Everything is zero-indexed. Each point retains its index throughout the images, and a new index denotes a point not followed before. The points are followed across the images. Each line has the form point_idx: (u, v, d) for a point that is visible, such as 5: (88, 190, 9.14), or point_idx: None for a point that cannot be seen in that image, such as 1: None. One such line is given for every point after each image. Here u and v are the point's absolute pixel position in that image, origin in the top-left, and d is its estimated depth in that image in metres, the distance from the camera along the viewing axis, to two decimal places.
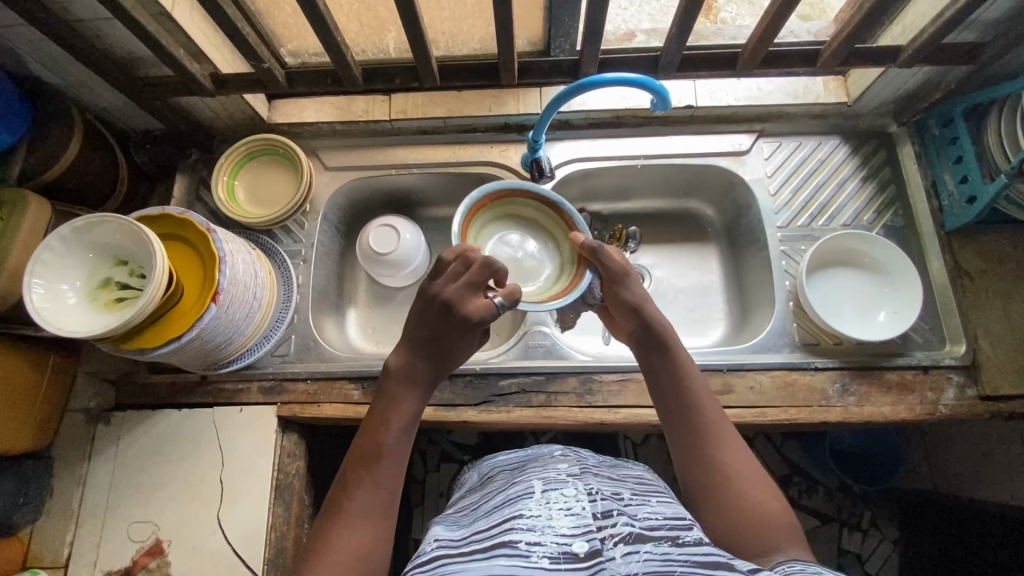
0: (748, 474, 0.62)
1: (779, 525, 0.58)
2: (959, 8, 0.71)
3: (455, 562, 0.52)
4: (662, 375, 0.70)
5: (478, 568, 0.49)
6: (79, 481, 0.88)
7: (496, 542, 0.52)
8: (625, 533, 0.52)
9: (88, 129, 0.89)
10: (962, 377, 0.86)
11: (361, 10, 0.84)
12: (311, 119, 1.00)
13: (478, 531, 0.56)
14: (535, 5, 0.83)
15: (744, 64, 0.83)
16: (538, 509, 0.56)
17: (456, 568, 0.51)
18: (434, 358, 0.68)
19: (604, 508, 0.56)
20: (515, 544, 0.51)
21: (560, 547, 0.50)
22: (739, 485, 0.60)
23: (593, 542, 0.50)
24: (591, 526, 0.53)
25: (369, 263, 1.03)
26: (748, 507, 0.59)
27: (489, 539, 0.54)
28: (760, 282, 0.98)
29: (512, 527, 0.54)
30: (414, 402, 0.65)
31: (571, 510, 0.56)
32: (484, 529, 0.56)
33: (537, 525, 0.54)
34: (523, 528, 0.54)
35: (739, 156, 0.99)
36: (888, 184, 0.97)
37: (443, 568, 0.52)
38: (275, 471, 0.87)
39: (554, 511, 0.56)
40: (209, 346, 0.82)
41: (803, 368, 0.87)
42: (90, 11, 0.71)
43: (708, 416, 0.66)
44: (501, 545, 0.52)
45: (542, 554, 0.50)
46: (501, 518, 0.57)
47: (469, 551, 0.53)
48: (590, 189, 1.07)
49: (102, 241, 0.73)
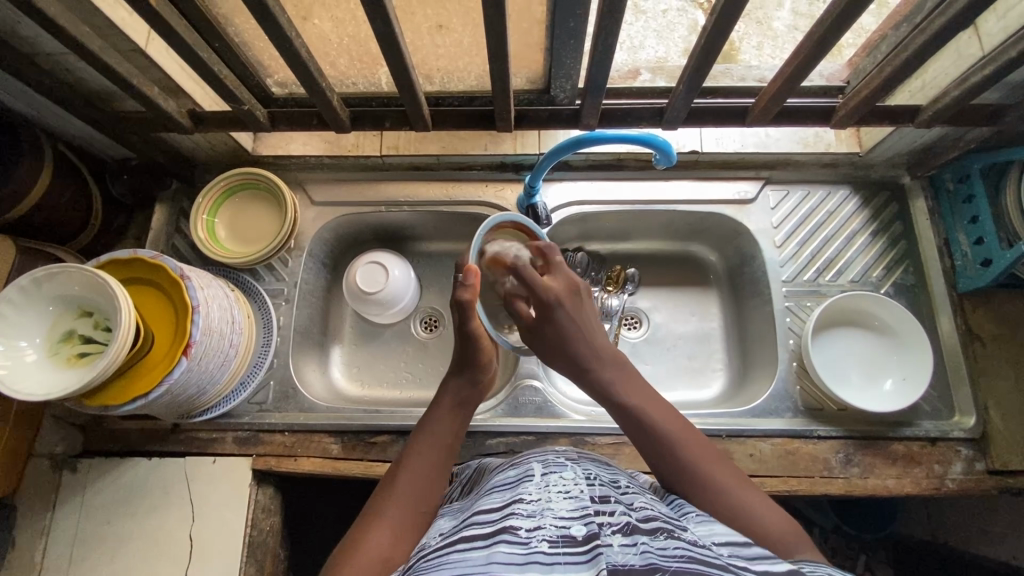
0: (742, 489, 0.57)
1: (772, 533, 0.54)
2: (986, 74, 0.67)
3: (457, 551, 0.47)
4: (631, 422, 0.62)
5: (478, 557, 0.45)
6: (42, 531, 0.84)
7: (497, 527, 0.48)
8: (623, 522, 0.48)
9: (59, 160, 0.84)
10: (971, 450, 0.83)
11: (351, 45, 0.77)
12: (298, 152, 0.96)
13: (477, 513, 0.51)
14: (535, 45, 0.74)
15: (756, 118, 0.81)
16: (537, 493, 0.52)
17: (454, 558, 0.46)
18: (475, 388, 0.69)
19: (601, 492, 0.53)
20: (515, 530, 0.47)
21: (559, 531, 0.47)
22: (737, 503, 0.56)
23: (591, 525, 0.47)
24: (589, 508, 0.50)
25: (356, 302, 0.98)
26: (749, 523, 0.54)
27: (489, 522, 0.49)
28: (762, 336, 0.94)
29: (512, 511, 0.50)
30: (455, 429, 0.66)
31: (570, 493, 0.52)
32: (484, 511, 0.51)
33: (535, 510, 0.50)
34: (522, 513, 0.49)
35: (745, 205, 0.95)
36: (899, 239, 0.93)
37: (443, 558, 0.47)
38: (249, 528, 0.83)
39: (554, 493, 0.52)
40: (179, 398, 0.78)
41: (805, 436, 0.84)
42: (54, 46, 0.67)
43: (682, 441, 0.60)
44: (501, 532, 0.47)
45: (541, 538, 0.46)
46: (500, 501, 0.52)
47: (469, 537, 0.48)
48: (589, 230, 1.02)
49: (61, 293, 0.68)
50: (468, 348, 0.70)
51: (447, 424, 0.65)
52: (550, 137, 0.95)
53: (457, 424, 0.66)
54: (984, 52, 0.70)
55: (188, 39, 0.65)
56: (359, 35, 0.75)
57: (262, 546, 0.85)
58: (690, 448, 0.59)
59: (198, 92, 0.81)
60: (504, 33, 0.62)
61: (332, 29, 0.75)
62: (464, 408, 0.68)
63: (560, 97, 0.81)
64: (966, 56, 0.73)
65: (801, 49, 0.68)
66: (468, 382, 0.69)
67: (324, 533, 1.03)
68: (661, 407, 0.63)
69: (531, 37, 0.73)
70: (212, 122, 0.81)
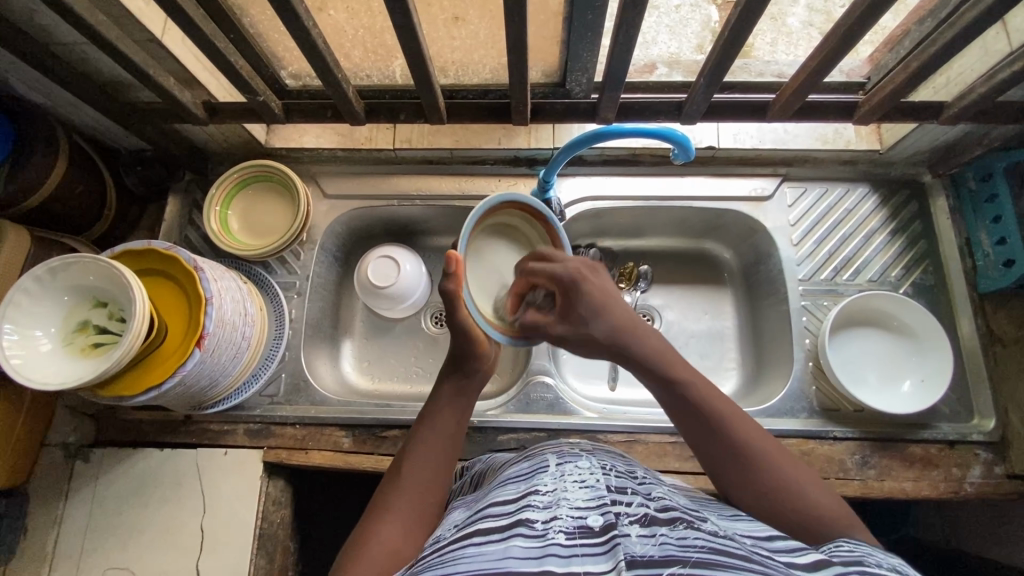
0: (799, 475, 0.56)
1: (831, 518, 0.53)
2: (1014, 70, 0.66)
3: (473, 544, 0.46)
4: (687, 415, 0.59)
5: (493, 551, 0.44)
6: (55, 521, 0.84)
7: (512, 520, 0.47)
8: (641, 513, 0.48)
9: (74, 151, 0.84)
10: (991, 454, 0.81)
11: (366, 37, 0.77)
12: (311, 145, 0.96)
13: (492, 505, 0.51)
14: (552, 37, 0.73)
15: (776, 114, 0.79)
16: (553, 483, 0.52)
17: (469, 552, 0.45)
18: (475, 375, 0.68)
19: (619, 483, 0.52)
20: (531, 522, 0.46)
21: (575, 522, 0.46)
22: (794, 492, 0.54)
23: (608, 515, 0.46)
24: (606, 498, 0.49)
25: (368, 296, 0.97)
26: (803, 509, 0.54)
27: (504, 514, 0.48)
28: (777, 336, 0.93)
29: (528, 504, 0.49)
30: (455, 419, 0.65)
31: (586, 482, 0.52)
32: (498, 503, 0.51)
33: (551, 501, 0.49)
34: (537, 505, 0.49)
35: (761, 202, 0.93)
36: (919, 238, 0.91)
37: (460, 551, 0.46)
38: (260, 520, 0.83)
39: (570, 483, 0.52)
40: (193, 390, 0.78)
41: (820, 437, 0.83)
42: (70, 35, 0.67)
43: (732, 420, 0.58)
44: (517, 524, 0.47)
45: (558, 530, 0.45)
46: (516, 493, 0.52)
47: (485, 531, 0.47)
48: (601, 227, 1.01)
49: (76, 282, 0.68)
50: (461, 339, 0.67)
51: (446, 414, 0.65)
52: (564, 131, 0.94)
53: (459, 413, 0.65)
54: (1012, 48, 0.68)
55: (205, 29, 0.65)
56: (375, 26, 0.75)
57: (272, 538, 0.85)
58: (739, 425, 0.58)
59: (212, 84, 0.81)
60: (522, 25, 0.62)
61: (348, 20, 0.74)
62: (467, 399, 0.67)
63: (577, 90, 0.80)
64: (994, 52, 0.71)
65: (825, 43, 0.66)
66: (468, 371, 0.68)
67: (331, 528, 1.03)
68: (718, 396, 0.60)
69: (549, 29, 0.72)
70: (226, 114, 0.81)
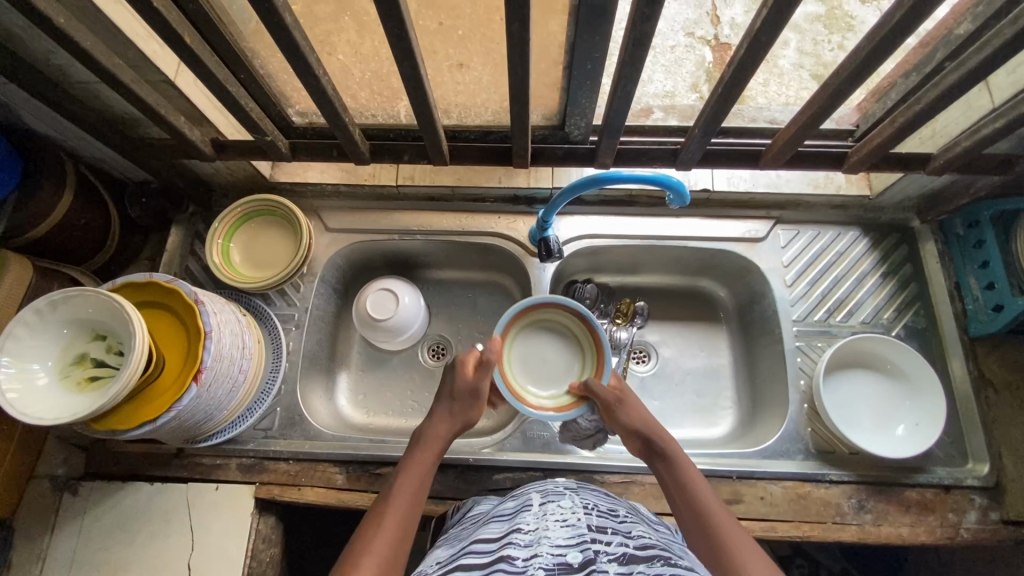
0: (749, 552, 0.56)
1: None
2: (996, 127, 0.68)
3: None
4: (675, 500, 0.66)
5: None
6: (39, 556, 0.82)
7: (493, 557, 0.47)
8: (620, 551, 0.47)
9: (81, 183, 0.86)
10: (986, 499, 0.81)
11: (373, 79, 0.79)
12: (315, 180, 0.98)
13: (475, 543, 0.51)
14: (552, 84, 0.76)
15: (768, 162, 0.82)
16: (535, 522, 0.52)
17: None
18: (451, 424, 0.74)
19: (600, 522, 0.52)
20: (511, 559, 0.46)
21: (554, 559, 0.45)
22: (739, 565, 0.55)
23: (587, 552, 0.46)
24: (585, 536, 0.49)
25: (366, 328, 0.97)
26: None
27: (486, 552, 0.48)
28: (772, 376, 0.94)
29: (509, 541, 0.49)
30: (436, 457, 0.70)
31: (567, 521, 0.51)
32: (482, 541, 0.51)
33: (531, 539, 0.49)
34: (519, 543, 0.48)
35: (755, 243, 0.95)
36: (909, 282, 0.93)
37: None
38: (248, 558, 0.82)
39: (551, 522, 0.51)
40: (187, 424, 0.77)
41: (816, 480, 0.83)
42: (85, 76, 0.69)
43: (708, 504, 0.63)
44: (497, 561, 0.46)
45: (537, 566, 0.45)
46: (499, 531, 0.52)
47: (465, 567, 0.47)
48: (599, 263, 1.03)
49: (75, 316, 0.69)
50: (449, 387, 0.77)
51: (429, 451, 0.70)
52: (563, 172, 0.96)
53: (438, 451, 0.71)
54: (995, 105, 0.72)
55: (218, 73, 0.67)
56: (382, 70, 0.78)
57: None
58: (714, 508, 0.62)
59: (221, 121, 0.83)
60: (525, 76, 0.64)
61: (355, 63, 0.76)
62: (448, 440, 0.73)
63: (575, 134, 0.82)
64: (977, 108, 0.74)
65: (816, 98, 0.69)
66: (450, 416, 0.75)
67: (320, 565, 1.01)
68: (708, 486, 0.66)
69: (550, 77, 0.74)
70: (233, 150, 0.83)
